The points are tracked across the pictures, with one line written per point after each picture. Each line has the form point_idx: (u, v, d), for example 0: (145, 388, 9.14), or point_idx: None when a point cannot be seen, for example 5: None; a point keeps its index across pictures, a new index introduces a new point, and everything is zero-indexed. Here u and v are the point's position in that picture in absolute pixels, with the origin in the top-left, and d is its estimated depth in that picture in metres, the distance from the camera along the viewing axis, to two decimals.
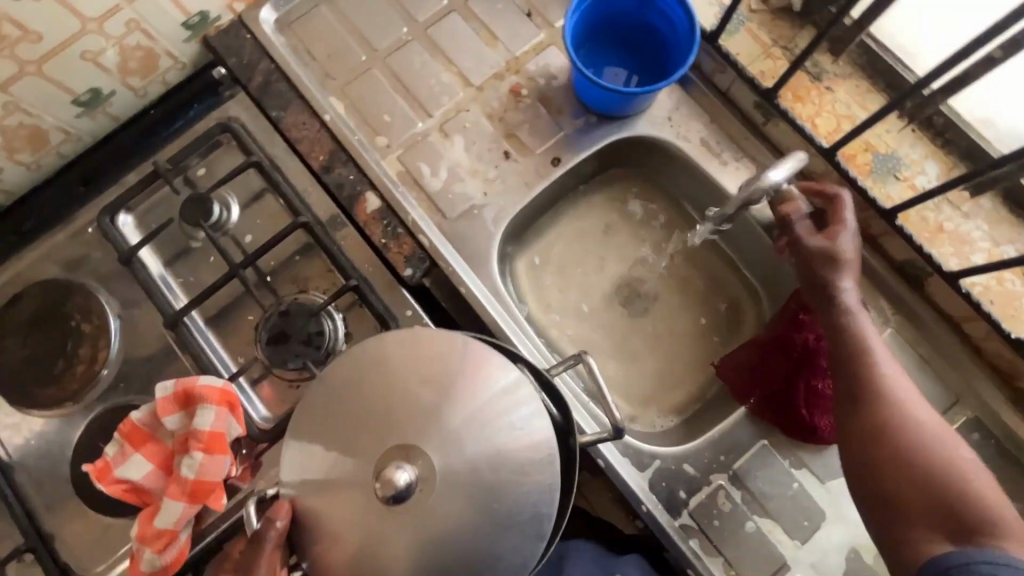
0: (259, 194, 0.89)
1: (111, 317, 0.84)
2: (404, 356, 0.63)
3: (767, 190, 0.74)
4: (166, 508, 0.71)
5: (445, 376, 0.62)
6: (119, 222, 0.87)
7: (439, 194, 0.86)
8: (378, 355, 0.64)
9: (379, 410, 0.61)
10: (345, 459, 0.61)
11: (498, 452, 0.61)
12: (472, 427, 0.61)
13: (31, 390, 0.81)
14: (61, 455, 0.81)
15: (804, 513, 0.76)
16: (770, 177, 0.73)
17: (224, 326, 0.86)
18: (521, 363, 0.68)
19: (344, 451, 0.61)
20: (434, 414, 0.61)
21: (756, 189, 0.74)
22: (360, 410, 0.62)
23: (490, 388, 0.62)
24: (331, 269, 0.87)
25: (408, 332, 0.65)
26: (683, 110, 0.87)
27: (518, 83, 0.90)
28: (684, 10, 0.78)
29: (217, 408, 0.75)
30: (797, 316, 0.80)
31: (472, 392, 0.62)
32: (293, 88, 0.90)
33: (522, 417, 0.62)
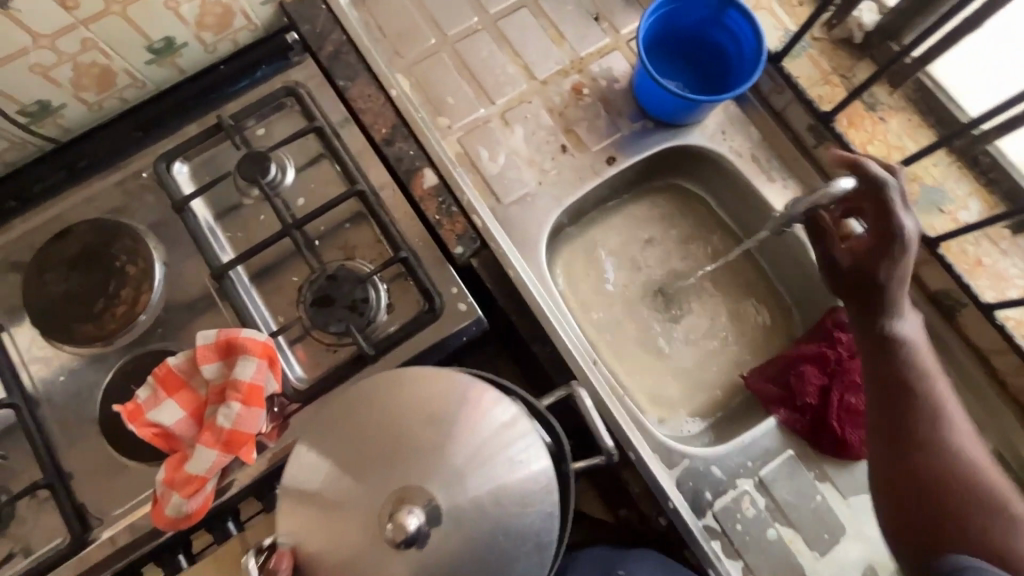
0: (316, 159, 0.91)
1: (157, 262, 0.84)
2: (400, 394, 0.64)
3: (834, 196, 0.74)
4: (199, 454, 0.71)
5: (446, 410, 0.64)
6: (175, 169, 0.88)
7: (495, 179, 0.88)
8: (377, 387, 0.65)
9: (382, 447, 0.62)
10: (349, 499, 0.61)
11: (503, 493, 0.62)
12: (475, 463, 0.62)
13: (67, 325, 0.81)
14: (90, 393, 0.80)
15: (825, 526, 0.77)
16: (837, 184, 0.73)
17: (268, 283, 0.86)
18: (514, 396, 0.70)
19: (347, 492, 0.61)
20: (437, 452, 0.61)
21: (823, 196, 0.73)
22: (361, 449, 0.62)
23: (491, 424, 0.64)
24: (379, 240, 0.88)
25: (403, 371, 0.66)
26: (737, 125, 0.90)
27: (581, 82, 0.92)
28: (753, 29, 0.81)
29: (258, 361, 0.75)
30: (832, 334, 0.83)
31: (472, 427, 0.63)
32: (362, 60, 0.92)
33: (521, 451, 0.64)
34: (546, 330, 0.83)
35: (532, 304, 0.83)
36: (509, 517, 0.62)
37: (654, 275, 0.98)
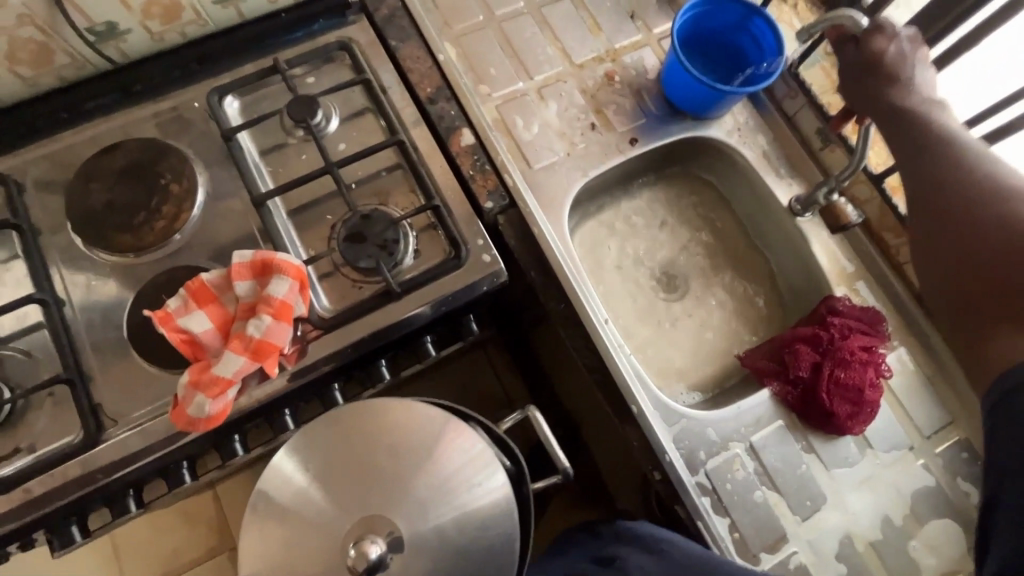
0: (361, 111, 0.96)
1: (200, 185, 0.88)
2: (375, 426, 0.74)
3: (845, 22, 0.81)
4: (227, 358, 0.74)
5: (419, 441, 0.74)
6: (226, 103, 0.93)
7: (528, 146, 0.95)
8: (357, 415, 0.74)
9: (357, 472, 0.72)
10: (322, 520, 0.70)
11: (460, 526, 0.71)
12: (438, 493, 0.72)
13: (106, 235, 0.84)
14: (120, 301, 0.83)
15: (808, 494, 0.82)
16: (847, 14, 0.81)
17: (304, 219, 0.90)
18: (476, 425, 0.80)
19: (320, 516, 0.71)
20: (404, 480, 0.72)
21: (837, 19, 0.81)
22: (339, 476, 0.72)
23: (458, 457, 0.73)
24: (413, 191, 0.93)
25: (379, 404, 0.75)
26: (752, 125, 0.98)
27: (613, 70, 1.00)
28: (775, 36, 0.90)
29: (292, 282, 0.79)
30: (825, 319, 0.89)
31: (438, 461, 0.73)
32: (414, 27, 0.98)
33: (482, 482, 0.73)
34: (563, 288, 0.88)
35: (553, 262, 0.89)
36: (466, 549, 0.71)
37: (664, 257, 1.04)
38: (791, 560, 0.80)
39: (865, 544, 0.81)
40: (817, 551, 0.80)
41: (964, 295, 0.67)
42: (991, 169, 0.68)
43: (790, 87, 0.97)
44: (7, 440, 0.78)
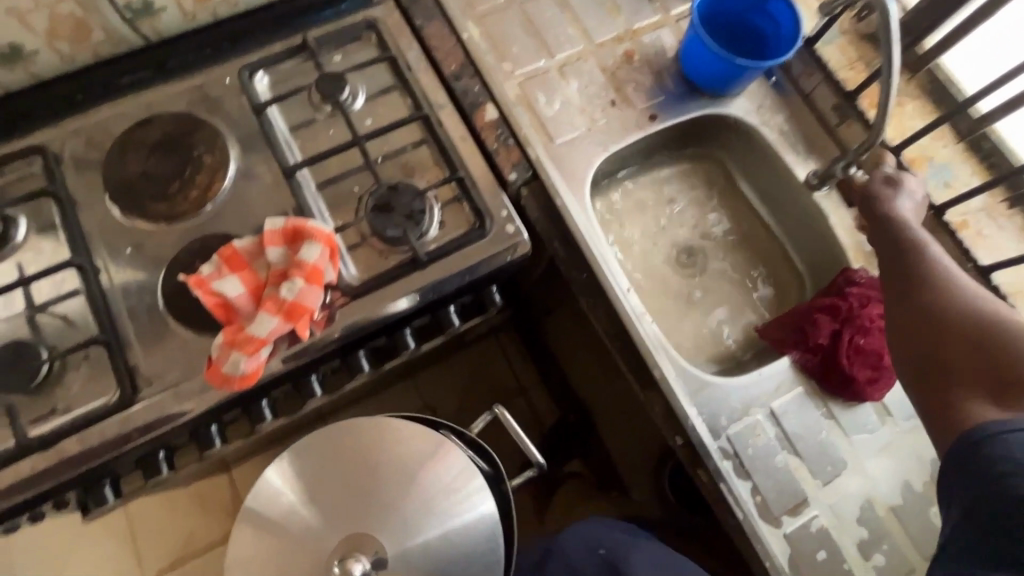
0: (387, 89, 0.98)
1: (231, 157, 0.90)
2: (365, 448, 0.80)
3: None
4: (260, 319, 0.76)
5: (403, 458, 0.79)
6: (257, 79, 0.95)
7: (550, 120, 0.96)
8: (346, 436, 0.81)
9: (346, 490, 0.78)
10: (311, 535, 0.77)
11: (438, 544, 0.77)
12: (420, 514, 0.78)
13: (141, 203, 0.86)
14: (153, 268, 0.85)
15: (829, 459, 0.83)
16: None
17: (332, 191, 0.91)
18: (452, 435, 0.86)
19: (310, 528, 0.77)
20: (389, 503, 0.78)
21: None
22: (329, 493, 0.79)
23: (441, 476, 0.79)
24: (438, 164, 0.94)
25: (370, 426, 0.81)
26: (770, 102, 1.00)
27: (632, 49, 1.02)
28: (793, 15, 0.91)
29: (323, 247, 0.81)
30: (843, 289, 0.91)
31: (422, 484, 0.78)
32: (439, 7, 1.01)
33: (462, 507, 0.78)
34: (586, 257, 0.89)
35: (574, 231, 0.90)
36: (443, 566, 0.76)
37: (681, 235, 1.06)
38: (813, 523, 0.80)
39: (884, 507, 0.82)
40: (839, 515, 0.81)
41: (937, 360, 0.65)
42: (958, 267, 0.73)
43: (807, 65, 0.99)
44: (41, 402, 0.79)
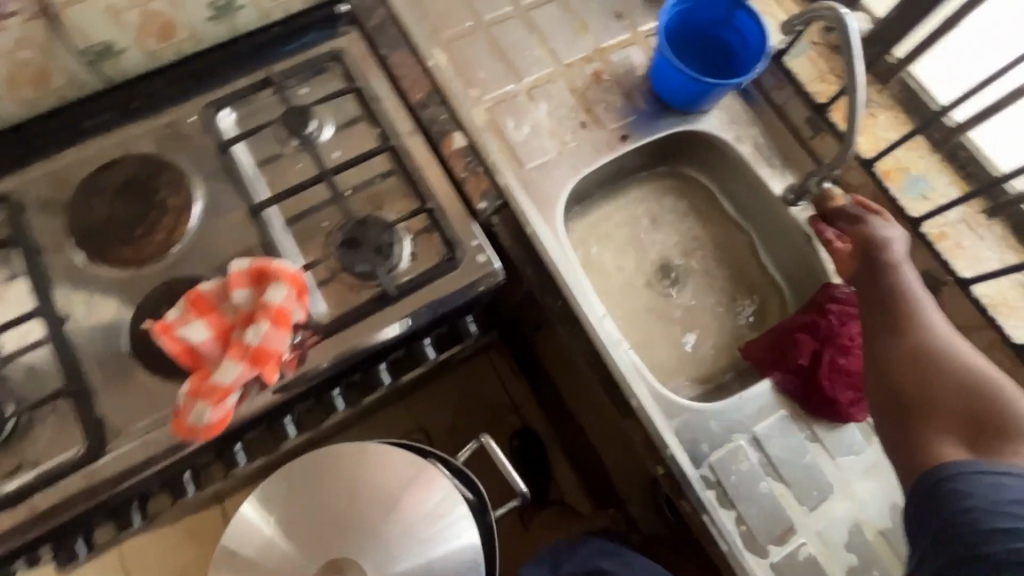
0: (354, 120, 0.96)
1: (196, 197, 0.89)
2: (344, 475, 0.80)
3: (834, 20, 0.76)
4: (226, 366, 0.74)
5: (387, 487, 0.79)
6: (222, 116, 0.94)
7: (519, 146, 0.95)
8: (326, 465, 0.81)
9: (324, 518, 0.78)
10: (291, 565, 0.77)
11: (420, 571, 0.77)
12: (402, 539, 0.77)
13: (106, 249, 0.85)
14: (119, 314, 0.84)
15: (814, 483, 0.81)
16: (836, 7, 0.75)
17: (301, 227, 0.90)
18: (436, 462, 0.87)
19: (291, 554, 0.77)
20: (370, 529, 0.77)
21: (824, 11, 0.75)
22: (310, 520, 0.78)
23: (424, 503, 0.79)
24: (407, 194, 0.93)
25: (351, 451, 0.81)
26: (742, 117, 0.99)
27: (601, 69, 1.01)
28: (760, 29, 0.90)
29: (288, 288, 0.79)
30: (824, 306, 0.89)
31: (404, 509, 0.78)
32: (404, 35, 1.00)
33: (444, 530, 0.78)
34: (559, 285, 0.88)
35: (546, 258, 0.89)
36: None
37: (660, 253, 1.04)
38: (800, 551, 0.78)
39: (873, 531, 0.80)
40: (827, 542, 0.79)
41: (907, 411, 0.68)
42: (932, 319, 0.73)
43: (778, 78, 0.98)
44: (6, 457, 0.77)
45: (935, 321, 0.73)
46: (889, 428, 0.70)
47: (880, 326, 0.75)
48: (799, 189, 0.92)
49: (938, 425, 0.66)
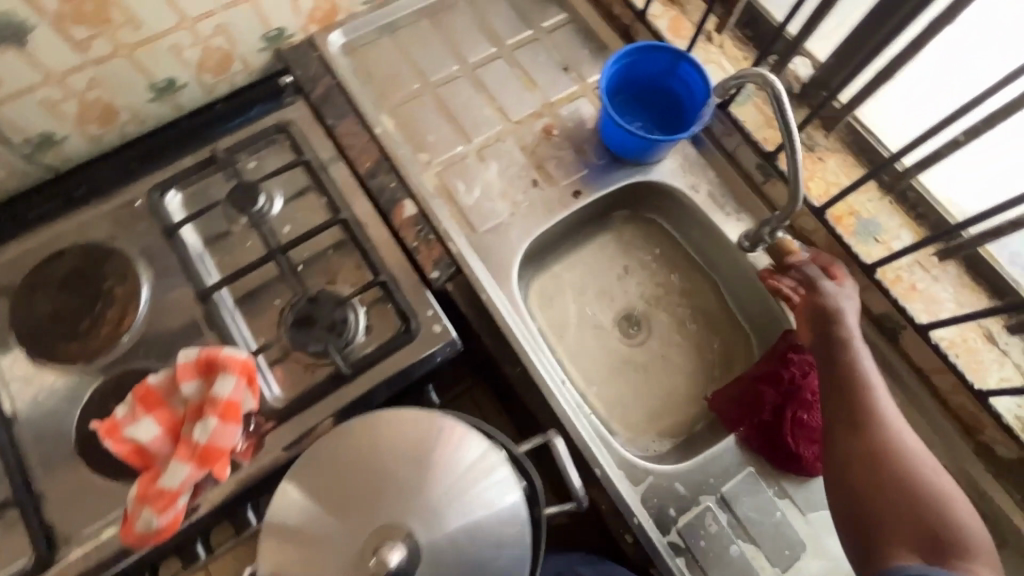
0: (303, 191, 0.96)
1: (144, 284, 0.88)
2: (381, 442, 0.69)
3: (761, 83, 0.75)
4: (172, 469, 0.73)
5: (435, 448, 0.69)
6: (168, 198, 0.93)
7: (470, 209, 0.94)
8: (359, 436, 0.69)
9: (360, 489, 0.66)
10: (330, 536, 0.65)
11: (475, 540, 0.66)
12: (451, 497, 0.66)
13: (52, 345, 0.84)
14: (66, 412, 0.82)
15: (786, 542, 0.80)
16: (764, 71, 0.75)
17: (252, 307, 0.89)
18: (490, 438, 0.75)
19: (328, 527, 0.65)
20: (414, 489, 0.66)
21: (752, 75, 0.76)
22: (346, 489, 0.66)
23: (469, 460, 0.69)
24: (360, 266, 0.92)
25: (387, 416, 0.71)
26: (694, 165, 0.98)
27: (551, 123, 1.01)
28: (703, 79, 0.91)
29: (237, 378, 0.77)
30: (785, 355, 0.88)
31: (448, 466, 0.68)
32: (350, 102, 0.99)
33: (495, 486, 0.68)
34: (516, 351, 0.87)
35: (501, 325, 0.87)
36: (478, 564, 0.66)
37: (623, 303, 1.03)
38: None
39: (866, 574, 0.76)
40: None
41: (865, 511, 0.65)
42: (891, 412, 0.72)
43: (726, 125, 0.97)
44: None
45: (892, 413, 0.71)
46: (844, 529, 0.67)
47: (841, 414, 0.72)
48: (753, 238, 0.91)
49: (895, 529, 0.62)
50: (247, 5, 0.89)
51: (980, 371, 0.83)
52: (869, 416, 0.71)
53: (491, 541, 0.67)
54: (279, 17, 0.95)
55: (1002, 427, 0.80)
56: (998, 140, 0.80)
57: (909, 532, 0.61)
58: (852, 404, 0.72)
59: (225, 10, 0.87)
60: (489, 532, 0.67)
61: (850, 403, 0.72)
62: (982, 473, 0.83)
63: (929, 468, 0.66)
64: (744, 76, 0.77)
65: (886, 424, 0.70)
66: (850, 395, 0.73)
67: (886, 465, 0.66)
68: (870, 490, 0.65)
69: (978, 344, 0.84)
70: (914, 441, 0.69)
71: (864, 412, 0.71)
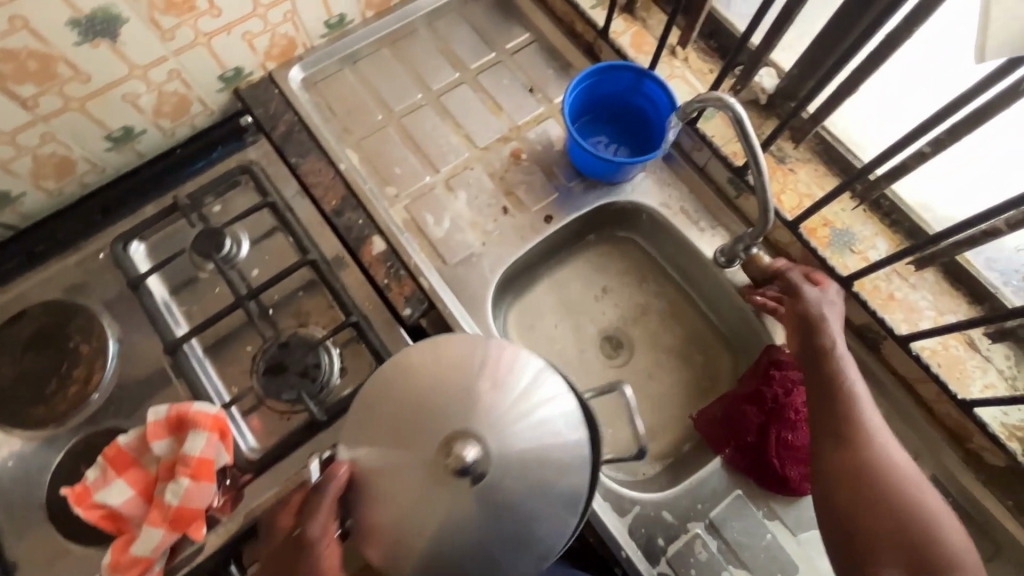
0: (270, 232, 0.94)
1: (110, 340, 0.86)
2: (430, 367, 0.62)
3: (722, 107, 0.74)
4: (146, 533, 0.72)
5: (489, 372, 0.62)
6: (131, 249, 0.90)
7: (441, 241, 0.93)
8: (408, 364, 0.63)
9: (415, 410, 0.60)
10: (392, 457, 0.60)
11: (539, 464, 0.60)
12: (514, 415, 0.60)
13: (19, 410, 0.82)
14: (37, 478, 0.80)
15: (777, 565, 0.79)
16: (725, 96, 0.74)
17: (222, 355, 0.88)
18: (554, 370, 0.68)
19: (388, 448, 0.60)
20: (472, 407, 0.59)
21: (712, 99, 0.74)
22: (399, 416, 0.61)
23: (526, 385, 0.62)
24: (332, 306, 0.91)
25: (432, 341, 0.64)
26: (665, 181, 0.97)
27: (519, 147, 1.00)
28: (666, 94, 0.90)
29: (208, 435, 0.75)
30: (768, 371, 0.86)
31: (505, 389, 0.61)
32: (314, 138, 0.98)
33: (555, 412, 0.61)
34: None
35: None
36: (537, 494, 0.60)
37: (603, 323, 1.01)
38: None
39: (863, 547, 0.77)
40: None
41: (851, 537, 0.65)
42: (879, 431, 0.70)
43: (695, 140, 0.95)
44: None
45: (879, 432, 0.70)
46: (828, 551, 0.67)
47: (825, 429, 0.71)
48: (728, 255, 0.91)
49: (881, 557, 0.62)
50: (199, 49, 0.87)
51: (962, 379, 0.82)
52: (857, 436, 0.69)
53: (553, 467, 0.60)
54: (235, 57, 0.93)
55: (988, 435, 0.79)
56: (959, 152, 0.83)
57: (896, 558, 0.61)
58: (841, 421, 0.71)
59: (177, 56, 0.85)
60: (554, 457, 0.61)
61: (833, 415, 0.71)
62: (972, 481, 0.81)
63: (917, 491, 0.65)
64: (706, 100, 0.76)
65: (873, 444, 0.69)
66: (837, 413, 0.71)
67: (868, 482, 0.66)
68: (854, 516, 0.65)
69: (959, 351, 0.83)
70: (903, 462, 0.68)
71: (852, 430, 0.69)
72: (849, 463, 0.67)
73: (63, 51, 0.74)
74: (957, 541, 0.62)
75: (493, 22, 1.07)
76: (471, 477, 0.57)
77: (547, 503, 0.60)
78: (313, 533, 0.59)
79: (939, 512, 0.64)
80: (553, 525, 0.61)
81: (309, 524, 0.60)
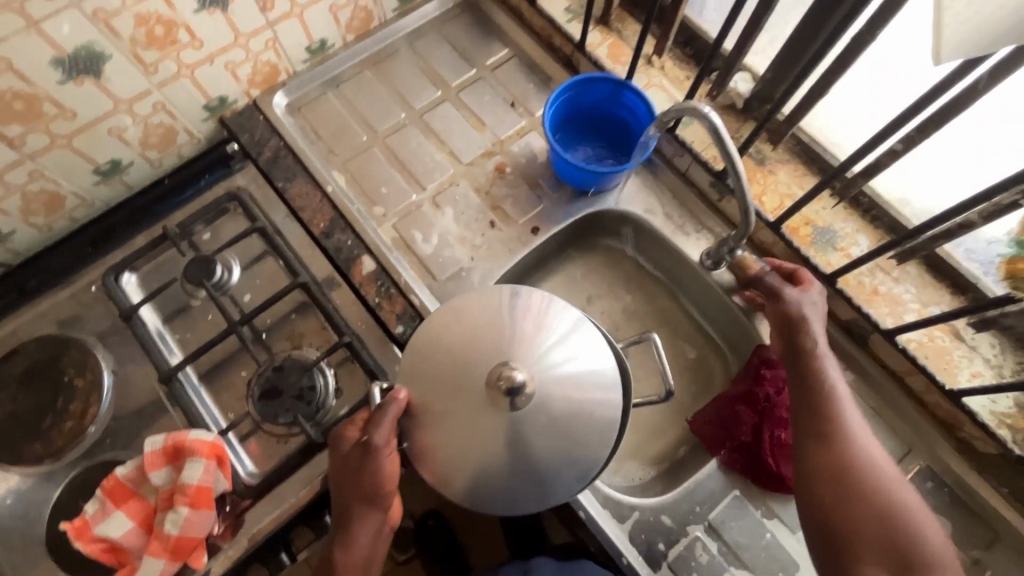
0: (260, 256, 0.95)
1: (105, 372, 0.86)
2: (471, 316, 0.68)
3: (699, 118, 0.75)
4: (146, 564, 0.72)
5: (526, 320, 0.66)
6: (123, 281, 0.91)
7: (430, 258, 0.94)
8: (455, 312, 0.68)
9: (462, 350, 0.65)
10: (443, 388, 0.65)
11: (573, 409, 0.64)
12: (550, 357, 0.65)
13: (15, 447, 0.82)
14: (37, 514, 0.80)
15: (778, 564, 0.79)
16: (701, 107, 0.74)
17: (217, 382, 0.88)
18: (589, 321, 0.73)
19: (437, 385, 0.66)
20: (513, 349, 0.64)
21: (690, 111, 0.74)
22: (446, 357, 0.66)
23: (563, 334, 0.66)
24: (325, 327, 0.92)
25: (474, 294, 0.70)
26: (648, 188, 0.99)
27: (503, 161, 1.01)
28: (645, 103, 0.91)
29: (205, 462, 0.75)
30: (759, 371, 0.87)
31: (542, 335, 0.66)
32: (300, 162, 0.99)
33: (588, 359, 0.66)
34: None
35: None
36: (569, 439, 0.64)
37: None
38: None
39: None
40: None
41: (835, 537, 0.66)
42: (860, 428, 0.71)
43: (675, 146, 0.97)
44: None
45: (860, 429, 0.70)
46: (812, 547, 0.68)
47: (809, 427, 0.71)
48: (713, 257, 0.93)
49: (863, 556, 0.64)
50: (182, 81, 0.88)
51: (949, 370, 0.83)
52: (840, 438, 0.69)
53: (586, 413, 0.65)
54: (218, 86, 0.94)
55: (978, 424, 0.80)
56: (932, 146, 0.86)
57: (877, 557, 0.63)
58: (823, 421, 0.70)
59: (162, 88, 0.86)
60: (587, 406, 0.65)
61: (816, 415, 0.71)
62: (966, 470, 0.82)
63: (897, 490, 0.67)
64: (683, 110, 0.76)
65: (855, 444, 0.69)
66: (818, 412, 0.71)
67: (850, 484, 0.67)
68: (838, 517, 0.66)
69: (945, 342, 0.85)
70: (883, 460, 0.69)
71: (834, 431, 0.70)
72: (835, 465, 0.68)
73: (48, 90, 0.75)
74: (937, 542, 0.64)
75: (472, 39, 1.09)
76: (512, 408, 0.62)
77: (575, 447, 0.64)
78: (377, 440, 0.66)
79: (920, 513, 0.65)
80: (578, 468, 0.65)
81: (372, 441, 0.67)
